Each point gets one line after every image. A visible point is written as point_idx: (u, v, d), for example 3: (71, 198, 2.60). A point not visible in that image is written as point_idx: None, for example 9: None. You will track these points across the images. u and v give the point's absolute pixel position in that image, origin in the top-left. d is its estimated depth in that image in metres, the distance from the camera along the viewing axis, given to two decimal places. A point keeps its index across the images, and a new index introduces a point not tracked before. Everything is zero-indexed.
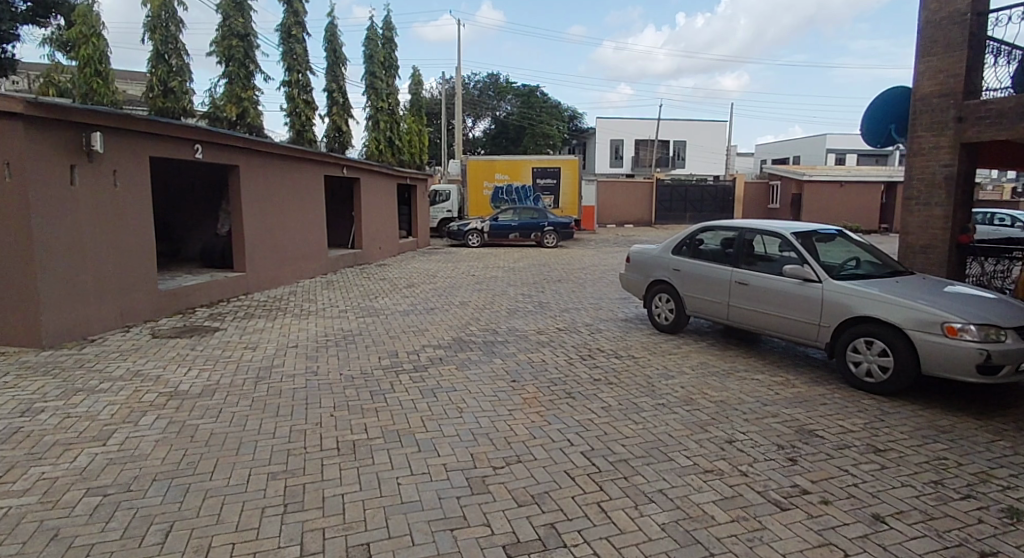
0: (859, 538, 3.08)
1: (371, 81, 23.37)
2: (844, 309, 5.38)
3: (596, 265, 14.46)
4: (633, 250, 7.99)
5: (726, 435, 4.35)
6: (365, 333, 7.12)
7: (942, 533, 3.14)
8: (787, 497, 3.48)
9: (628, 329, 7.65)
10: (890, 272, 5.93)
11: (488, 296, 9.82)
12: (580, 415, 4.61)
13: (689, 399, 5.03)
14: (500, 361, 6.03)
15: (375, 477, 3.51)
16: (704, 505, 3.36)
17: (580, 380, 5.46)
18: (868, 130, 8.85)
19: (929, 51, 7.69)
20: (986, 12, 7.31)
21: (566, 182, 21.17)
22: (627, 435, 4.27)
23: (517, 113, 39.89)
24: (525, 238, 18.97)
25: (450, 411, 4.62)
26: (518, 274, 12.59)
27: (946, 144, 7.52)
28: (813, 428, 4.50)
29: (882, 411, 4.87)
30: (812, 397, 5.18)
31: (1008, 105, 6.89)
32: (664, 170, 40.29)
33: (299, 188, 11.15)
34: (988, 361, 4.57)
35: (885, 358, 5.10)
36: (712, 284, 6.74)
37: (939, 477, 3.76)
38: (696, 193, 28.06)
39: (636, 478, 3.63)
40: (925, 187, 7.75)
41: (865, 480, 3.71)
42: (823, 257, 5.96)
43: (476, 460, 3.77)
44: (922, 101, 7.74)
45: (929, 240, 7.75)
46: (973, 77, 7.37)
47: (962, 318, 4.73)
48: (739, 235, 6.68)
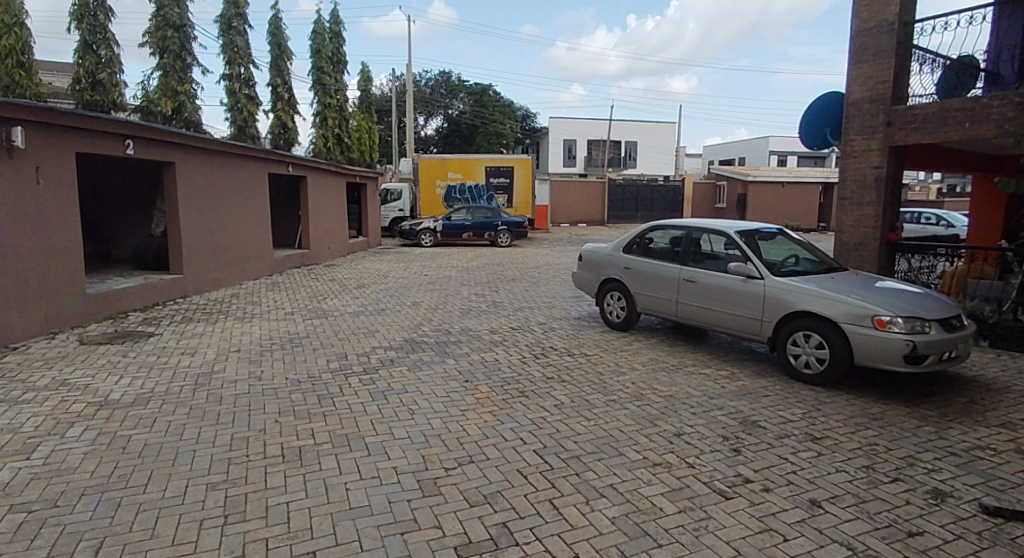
0: (797, 523, 3.21)
1: (318, 77, 22.84)
2: (785, 304, 5.60)
3: (549, 264, 14.56)
4: (585, 249, 8.09)
5: (674, 428, 4.45)
6: (313, 336, 6.94)
7: (873, 515, 3.31)
8: (731, 487, 3.60)
9: (580, 327, 7.74)
10: (826, 269, 6.21)
11: (441, 296, 9.74)
12: (532, 413, 4.63)
13: (639, 395, 5.13)
14: (453, 361, 5.99)
15: (322, 484, 3.42)
16: (653, 497, 3.42)
17: (532, 379, 5.48)
18: (805, 132, 9.26)
19: (860, 58, 8.09)
20: (911, 22, 7.73)
21: (519, 181, 21.23)
22: (578, 432, 4.32)
23: (469, 111, 39.68)
24: (478, 237, 18.93)
25: (401, 413, 4.55)
26: (471, 274, 12.52)
27: (876, 147, 7.92)
28: (756, 419, 4.67)
29: (819, 401, 5.09)
30: (755, 390, 5.37)
31: (932, 110, 7.33)
32: (616, 169, 40.93)
33: (241, 187, 10.77)
34: (914, 351, 4.85)
35: (822, 350, 5.35)
36: (661, 282, 6.89)
37: (870, 462, 3.96)
38: (646, 193, 28.61)
39: (587, 474, 3.67)
40: (857, 187, 8.15)
41: (803, 468, 3.87)
42: (765, 255, 6.18)
43: (427, 462, 3.73)
44: (854, 106, 8.14)
45: (862, 238, 8.16)
46: (899, 84, 7.80)
47: (890, 311, 5.00)
48: (687, 233, 6.84)
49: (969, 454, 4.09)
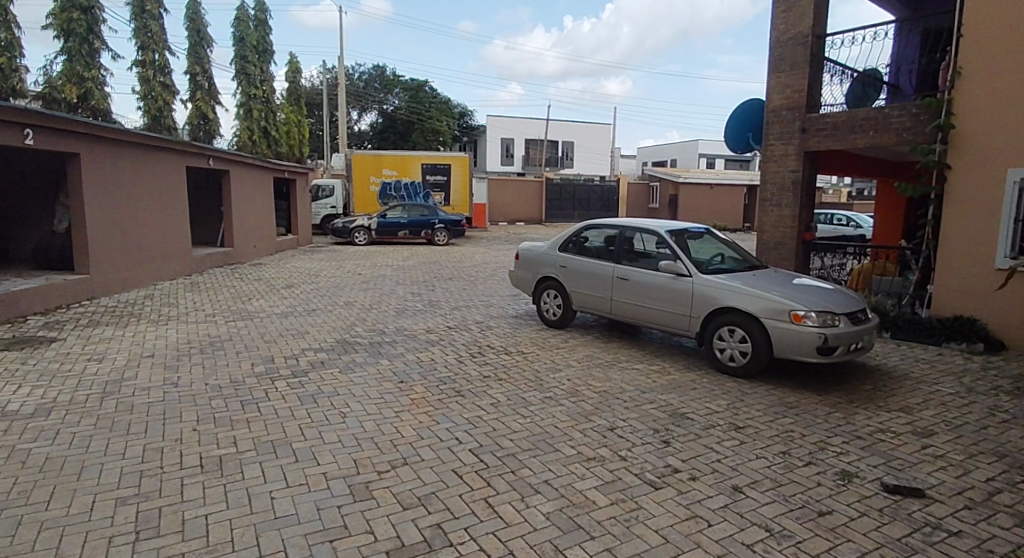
0: (720, 508, 3.37)
1: (241, 66, 21.90)
2: (711, 301, 5.85)
3: (487, 263, 14.53)
4: (522, 247, 8.14)
5: (608, 423, 4.56)
6: (237, 339, 6.64)
7: (789, 497, 3.52)
8: (660, 477, 3.72)
9: (517, 325, 7.79)
10: (749, 266, 6.53)
11: (375, 296, 9.53)
12: (468, 413, 4.62)
13: (574, 391, 5.22)
14: (387, 362, 5.88)
15: (244, 494, 3.28)
16: (586, 491, 3.50)
17: (469, 378, 5.47)
18: (730, 136, 9.70)
19: (778, 68, 8.55)
20: (823, 35, 8.23)
21: (456, 179, 21.10)
22: (514, 429, 4.34)
23: (404, 107, 39.01)
24: (415, 235, 18.66)
25: (332, 416, 4.43)
26: (407, 273, 12.33)
27: (793, 152, 8.40)
28: (684, 411, 4.85)
29: (742, 392, 5.35)
30: (683, 383, 5.58)
31: (841, 119, 7.86)
32: (553, 169, 41.40)
33: (156, 181, 10.17)
34: (826, 343, 5.20)
35: (744, 344, 5.63)
36: (596, 280, 7.03)
37: (786, 448, 4.20)
38: (583, 193, 29.04)
39: (522, 471, 3.70)
40: (777, 189, 8.61)
41: (726, 456, 4.05)
42: (694, 254, 6.43)
43: (359, 466, 3.65)
44: (773, 113, 8.60)
45: (781, 237, 8.63)
46: (813, 93, 8.30)
47: (805, 306, 5.33)
48: (620, 232, 7.00)
49: (873, 437, 4.41)
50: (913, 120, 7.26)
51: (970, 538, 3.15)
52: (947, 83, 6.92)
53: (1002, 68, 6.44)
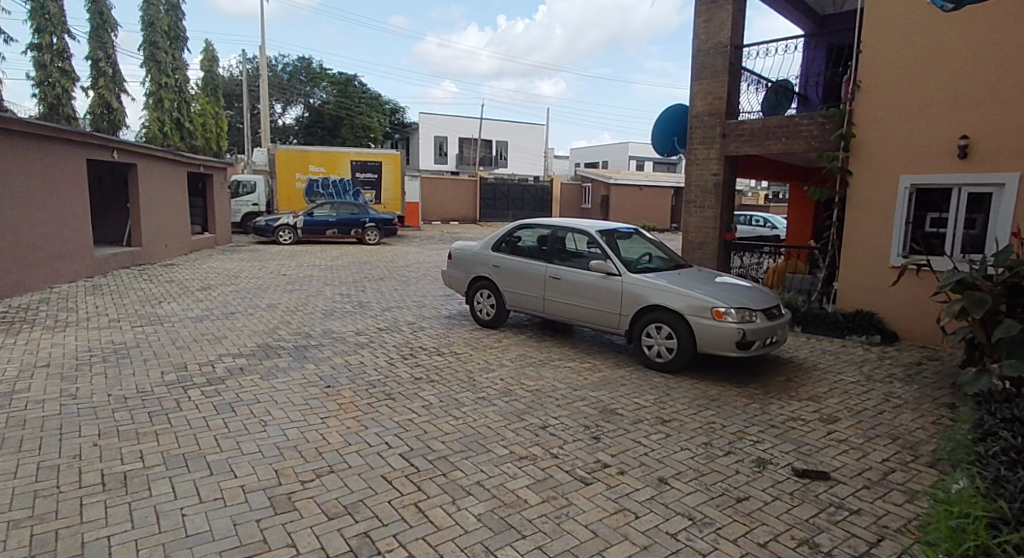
0: (647, 500, 3.46)
1: (151, 53, 20.58)
2: (639, 299, 6.02)
3: (419, 262, 14.33)
4: (455, 247, 8.06)
5: (540, 421, 4.59)
6: (146, 345, 6.21)
7: (710, 486, 3.67)
8: (590, 473, 3.78)
9: (450, 326, 7.71)
10: (675, 266, 6.76)
11: (300, 297, 9.19)
12: (399, 416, 4.52)
13: (507, 391, 5.22)
14: (312, 366, 5.68)
15: (152, 512, 3.07)
16: (517, 490, 3.50)
17: (400, 380, 5.37)
18: (656, 139, 10.02)
19: (699, 75, 8.91)
20: (740, 46, 8.64)
21: (387, 177, 20.70)
22: (446, 431, 4.29)
23: (332, 101, 37.62)
24: (344, 235, 18.18)
25: (251, 425, 4.22)
26: (335, 273, 11.96)
27: (714, 156, 8.79)
28: (614, 407, 4.96)
29: (668, 386, 5.54)
30: (613, 380, 5.70)
31: (757, 125, 8.30)
32: (486, 168, 41.39)
33: (52, 174, 9.38)
34: (744, 337, 5.47)
35: (670, 340, 5.82)
36: (529, 279, 7.06)
37: (708, 439, 4.37)
38: (517, 192, 29.18)
39: (453, 473, 3.66)
40: (700, 192, 8.98)
41: (653, 449, 4.17)
42: (623, 253, 6.59)
43: (280, 477, 3.49)
44: (696, 118, 8.96)
45: (705, 237, 9.00)
46: (733, 101, 8.72)
47: (725, 303, 5.59)
48: (552, 232, 7.07)
49: (785, 425, 4.67)
50: (820, 128, 7.76)
51: (869, 515, 3.39)
52: (848, 95, 7.43)
53: (891, 83, 7.01)
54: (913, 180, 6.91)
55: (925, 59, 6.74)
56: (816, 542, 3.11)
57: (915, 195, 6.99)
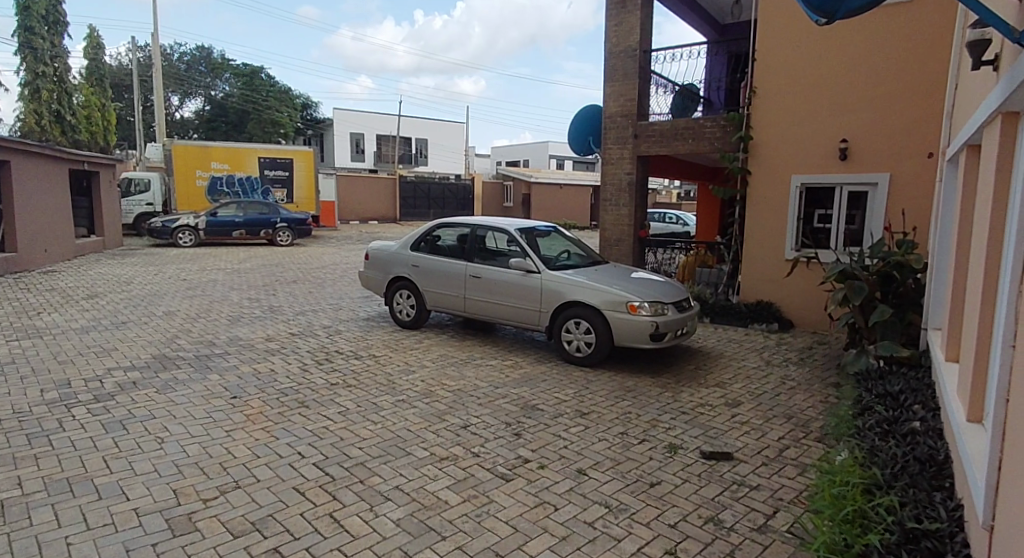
0: (566, 492, 3.54)
1: (25, 39, 18.70)
2: (558, 295, 6.14)
3: (336, 263, 13.90)
4: (372, 247, 7.86)
5: (462, 421, 4.57)
6: (22, 361, 5.63)
7: (626, 474, 3.80)
8: (511, 469, 3.82)
9: (368, 328, 7.54)
10: (592, 262, 6.95)
11: (203, 303, 8.63)
12: (313, 424, 4.37)
13: (428, 392, 5.16)
14: (217, 376, 5.36)
15: (31, 543, 2.80)
16: (437, 492, 3.47)
17: (315, 387, 5.18)
18: (573, 139, 10.23)
19: (611, 77, 9.18)
20: (649, 50, 9.00)
21: (299, 175, 19.89)
22: (364, 437, 4.18)
23: (236, 94, 35.61)
24: (253, 235, 17.25)
25: (147, 443, 3.93)
26: (244, 277, 11.34)
27: (627, 155, 9.11)
28: (535, 403, 5.03)
29: (587, 380, 5.69)
30: (534, 376, 5.79)
31: (666, 127, 8.69)
32: (406, 166, 40.72)
33: None
34: (657, 330, 5.72)
35: (589, 335, 5.99)
36: (449, 279, 7.01)
37: (625, 428, 4.53)
38: (438, 190, 28.92)
39: (371, 479, 3.58)
40: (615, 190, 9.28)
41: (572, 441, 4.27)
42: (542, 251, 6.70)
43: (180, 496, 3.28)
44: (610, 119, 9.23)
45: (620, 234, 9.31)
46: (643, 103, 9.06)
47: (639, 297, 5.82)
48: (472, 231, 7.06)
49: (695, 412, 4.93)
50: (722, 131, 8.24)
51: (767, 489, 3.65)
52: (745, 99, 7.90)
53: (775, 96, 7.59)
54: (803, 180, 7.47)
55: (807, 70, 7.34)
56: (720, 519, 3.30)
57: (804, 194, 7.56)
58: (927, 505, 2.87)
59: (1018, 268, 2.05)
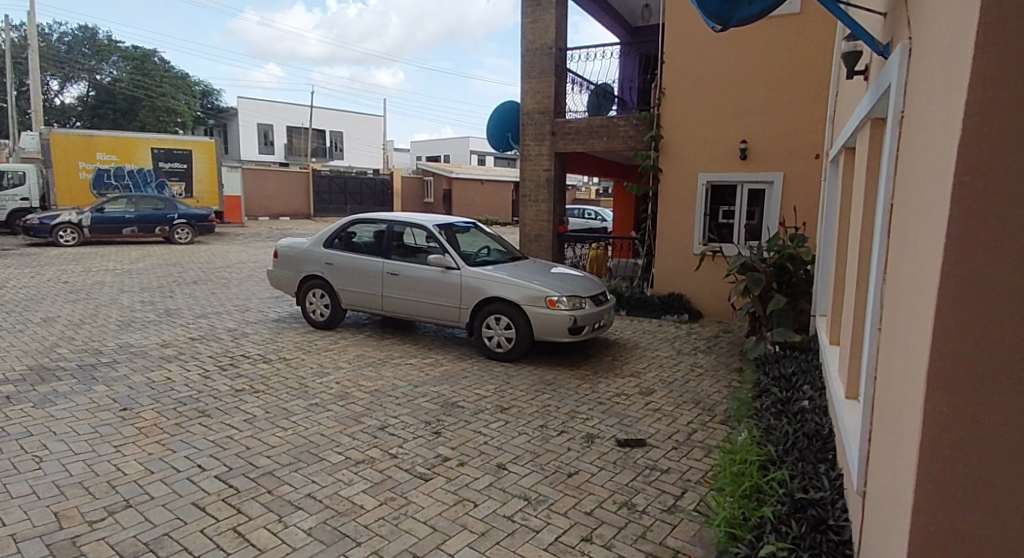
0: (486, 488, 3.55)
1: None
2: (478, 291, 6.14)
3: (242, 261, 13.19)
4: (281, 245, 7.52)
5: (379, 422, 4.48)
6: None
7: (545, 465, 3.87)
8: (430, 468, 3.78)
9: (278, 330, 7.21)
10: (512, 258, 7.00)
11: (89, 309, 7.91)
12: (215, 434, 4.13)
13: (343, 394, 5.02)
14: (106, 387, 4.94)
15: None
16: (352, 497, 3.38)
17: (218, 394, 4.89)
18: (491, 135, 10.26)
19: (528, 74, 9.26)
20: (564, 49, 9.16)
21: (198, 166, 18.68)
22: (273, 445, 4.00)
23: (126, 80, 32.73)
24: (147, 233, 16.03)
25: (22, 464, 3.57)
26: (138, 278, 10.50)
27: (545, 152, 9.24)
28: (455, 400, 5.01)
29: (508, 375, 5.74)
30: (454, 373, 5.76)
31: (582, 125, 8.89)
32: (319, 160, 39.27)
33: None
34: (575, 323, 5.86)
35: (509, 330, 6.03)
36: (366, 277, 6.83)
37: (544, 421, 4.60)
38: (355, 185, 28.11)
39: (281, 489, 3.43)
40: (533, 187, 9.38)
41: (492, 437, 4.29)
42: (461, 247, 6.66)
43: (63, 519, 3.01)
44: (527, 116, 9.31)
45: (540, 230, 9.43)
46: (560, 100, 9.24)
47: (557, 292, 5.93)
48: (388, 227, 6.90)
49: (610, 401, 5.09)
50: (634, 129, 8.53)
51: (676, 472, 3.84)
52: (656, 100, 8.21)
53: (682, 100, 7.95)
54: (709, 178, 7.89)
55: (710, 76, 7.75)
56: (633, 503, 3.43)
57: (710, 191, 7.98)
58: (813, 476, 3.14)
59: (882, 260, 2.29)
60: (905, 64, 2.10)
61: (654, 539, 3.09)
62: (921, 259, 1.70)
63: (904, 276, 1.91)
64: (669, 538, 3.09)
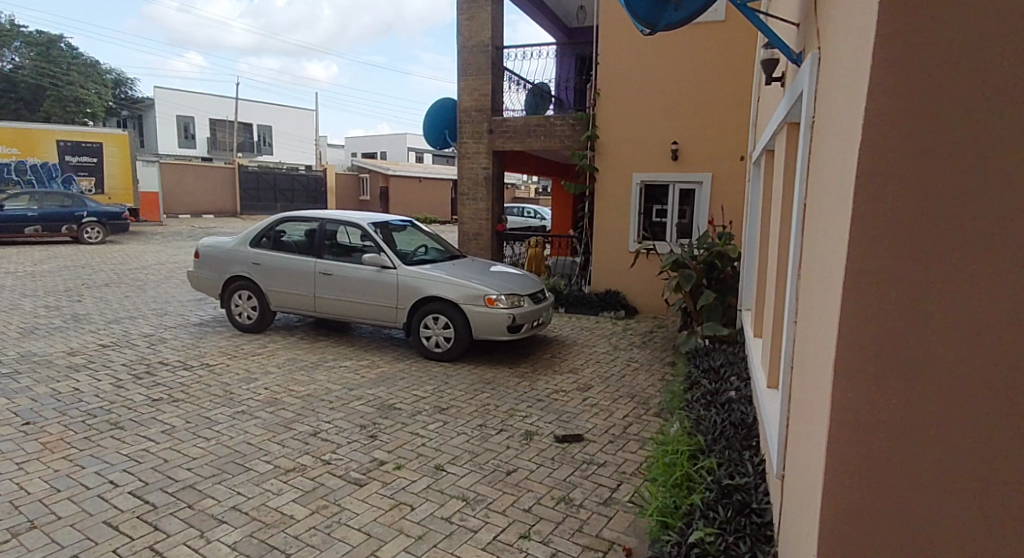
0: (423, 490, 3.50)
1: None
2: (416, 291, 6.04)
3: (161, 262, 12.45)
4: (203, 244, 7.15)
5: (311, 428, 4.33)
6: None
7: (483, 465, 3.85)
8: (366, 473, 3.69)
9: (201, 334, 6.85)
10: (450, 256, 6.94)
11: None
12: (131, 447, 3.87)
13: (273, 400, 4.82)
14: (4, 401, 4.54)
15: None
16: (282, 507, 3.25)
17: (133, 405, 4.59)
18: (428, 132, 10.14)
19: (465, 72, 9.19)
20: (500, 47, 9.16)
21: (110, 161, 17.39)
22: (195, 456, 3.79)
23: (28, 67, 29.51)
24: (52, 232, 14.88)
25: None
26: (42, 282, 9.73)
27: (483, 150, 9.20)
28: (392, 402, 4.91)
29: (446, 375, 5.69)
30: (391, 375, 5.65)
31: (519, 124, 8.92)
32: (247, 155, 37.65)
33: None
34: (514, 322, 5.88)
35: (447, 330, 5.98)
36: (297, 277, 6.59)
37: (483, 421, 4.58)
38: (286, 182, 27.10)
39: (204, 502, 3.25)
40: (472, 185, 9.33)
41: (431, 438, 4.24)
42: (397, 246, 6.54)
43: None
44: (464, 113, 9.25)
45: (478, 229, 9.40)
46: (497, 99, 9.23)
47: (496, 290, 5.92)
48: (320, 226, 6.67)
49: (549, 398, 5.13)
50: (570, 129, 8.63)
51: (613, 465, 3.91)
52: (591, 101, 8.34)
53: (617, 101, 8.10)
54: (642, 178, 8.09)
55: (643, 79, 7.94)
56: (571, 497, 3.47)
57: (644, 191, 8.18)
58: (738, 463, 3.28)
59: (798, 255, 2.40)
60: (815, 71, 2.22)
61: (590, 532, 3.13)
62: (830, 254, 1.79)
63: (816, 269, 2.01)
64: (605, 530, 3.14)
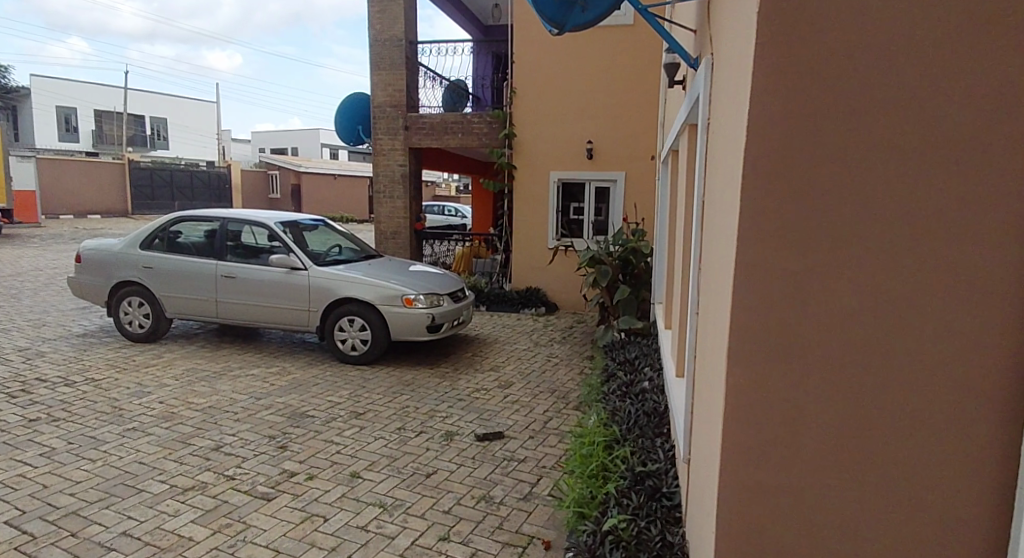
0: (337, 500, 3.37)
1: None
2: (330, 292, 5.81)
3: (40, 268, 11.31)
4: (85, 248, 6.54)
5: (214, 442, 4.07)
6: None
7: (401, 469, 3.77)
8: (274, 486, 3.51)
9: (86, 346, 6.27)
10: (365, 256, 6.74)
11: None
12: (3, 474, 3.48)
13: (170, 414, 4.49)
14: None
15: None
16: (179, 529, 3.02)
17: (5, 427, 4.13)
18: (341, 128, 9.81)
19: (378, 66, 8.96)
20: (414, 42, 9.00)
21: None
22: (79, 480, 3.46)
23: None
24: None
25: None
26: None
27: (399, 147, 9.01)
28: (305, 410, 4.71)
29: (364, 379, 5.52)
30: (304, 381, 5.42)
31: (435, 121, 8.82)
32: (140, 151, 34.91)
33: None
34: (433, 322, 5.80)
35: (364, 332, 5.80)
36: (196, 281, 6.18)
37: (402, 423, 4.49)
38: (185, 179, 25.35)
39: (89, 529, 2.98)
40: (388, 183, 9.12)
41: (346, 445, 4.09)
42: (309, 246, 6.27)
43: None
44: (379, 109, 9.01)
45: (396, 228, 9.20)
46: (412, 95, 9.07)
47: (414, 290, 5.81)
48: (222, 226, 6.28)
49: (470, 397, 5.10)
50: (488, 127, 8.63)
51: (532, 460, 3.94)
52: (507, 99, 8.37)
53: (533, 99, 8.18)
54: (559, 176, 8.22)
55: (558, 78, 8.06)
56: (491, 495, 3.46)
57: (561, 188, 8.32)
58: (650, 450, 3.40)
59: (699, 249, 2.51)
60: (709, 75, 2.32)
61: (510, 528, 3.13)
62: (723, 247, 1.88)
63: (712, 263, 2.11)
64: (525, 525, 3.16)
